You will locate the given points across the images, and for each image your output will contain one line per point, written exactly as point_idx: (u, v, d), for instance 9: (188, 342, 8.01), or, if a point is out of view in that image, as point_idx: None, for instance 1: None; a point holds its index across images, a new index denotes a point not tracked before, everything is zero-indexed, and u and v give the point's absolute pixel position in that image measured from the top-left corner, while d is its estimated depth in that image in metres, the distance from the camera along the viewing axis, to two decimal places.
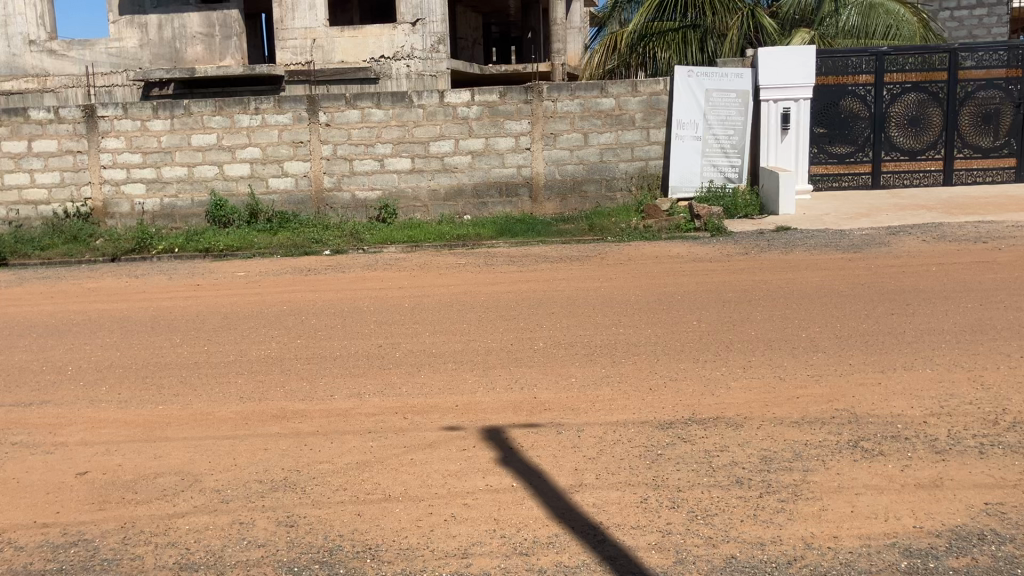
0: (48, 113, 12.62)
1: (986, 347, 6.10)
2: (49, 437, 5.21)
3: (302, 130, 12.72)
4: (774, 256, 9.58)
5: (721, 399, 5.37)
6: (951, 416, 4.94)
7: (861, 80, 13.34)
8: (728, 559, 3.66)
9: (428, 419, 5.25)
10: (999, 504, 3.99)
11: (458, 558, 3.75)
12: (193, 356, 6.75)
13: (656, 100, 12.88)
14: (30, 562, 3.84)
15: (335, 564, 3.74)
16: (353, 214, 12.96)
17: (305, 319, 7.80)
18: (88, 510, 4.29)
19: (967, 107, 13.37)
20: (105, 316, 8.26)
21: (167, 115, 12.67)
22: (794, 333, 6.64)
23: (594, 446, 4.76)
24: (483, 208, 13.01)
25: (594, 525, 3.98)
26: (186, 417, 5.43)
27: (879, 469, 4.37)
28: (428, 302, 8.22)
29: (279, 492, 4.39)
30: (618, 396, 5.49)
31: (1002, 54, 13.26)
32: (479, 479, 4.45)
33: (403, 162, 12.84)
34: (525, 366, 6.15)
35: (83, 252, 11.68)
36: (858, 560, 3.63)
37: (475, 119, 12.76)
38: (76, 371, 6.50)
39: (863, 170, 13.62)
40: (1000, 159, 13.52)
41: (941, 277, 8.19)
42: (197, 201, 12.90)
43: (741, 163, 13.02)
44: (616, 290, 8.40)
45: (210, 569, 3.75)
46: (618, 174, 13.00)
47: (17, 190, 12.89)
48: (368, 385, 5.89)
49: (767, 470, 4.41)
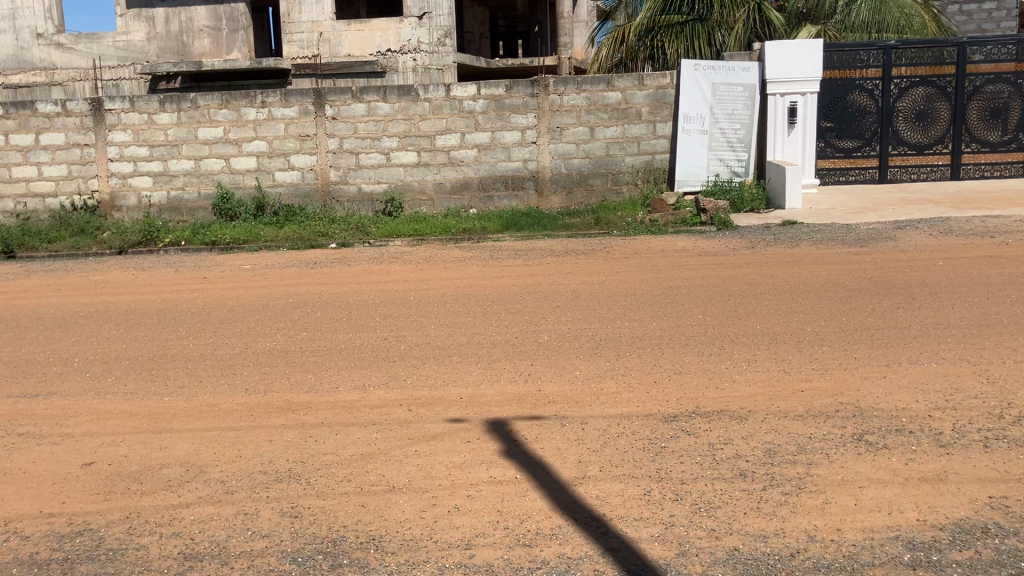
0: (56, 106, 12.64)
1: (992, 340, 6.10)
2: (55, 428, 5.23)
3: (309, 122, 12.72)
4: (780, 249, 9.57)
5: (727, 392, 5.36)
6: (956, 410, 4.93)
7: (867, 74, 13.28)
8: (731, 552, 3.66)
9: (432, 411, 5.26)
10: (1003, 498, 3.98)
11: (462, 549, 3.76)
12: (199, 348, 6.78)
13: (663, 93, 12.77)
14: (37, 552, 3.87)
15: (338, 555, 3.75)
16: (359, 208, 13.02)
17: (310, 311, 7.82)
18: (96, 500, 4.32)
19: (975, 102, 13.34)
20: (113, 308, 8.27)
21: (174, 108, 12.71)
22: (800, 326, 6.64)
23: (598, 439, 4.76)
24: (489, 202, 12.99)
25: (598, 517, 3.98)
26: (191, 408, 5.45)
27: (883, 462, 4.36)
28: (432, 296, 8.21)
29: (284, 483, 4.41)
30: (622, 389, 5.50)
31: (1011, 48, 13.22)
32: (483, 471, 4.46)
33: (408, 156, 12.83)
34: (532, 358, 6.17)
35: (91, 244, 11.79)
36: (861, 552, 3.63)
37: (481, 112, 12.75)
38: (83, 362, 6.53)
39: (870, 164, 13.57)
40: (1009, 153, 13.50)
41: (949, 271, 8.15)
42: (204, 194, 12.92)
43: (747, 158, 13.00)
44: (622, 284, 8.38)
45: (215, 558, 3.77)
46: (624, 167, 12.93)
47: (25, 182, 12.91)
48: (374, 376, 5.92)
49: (771, 463, 4.41)
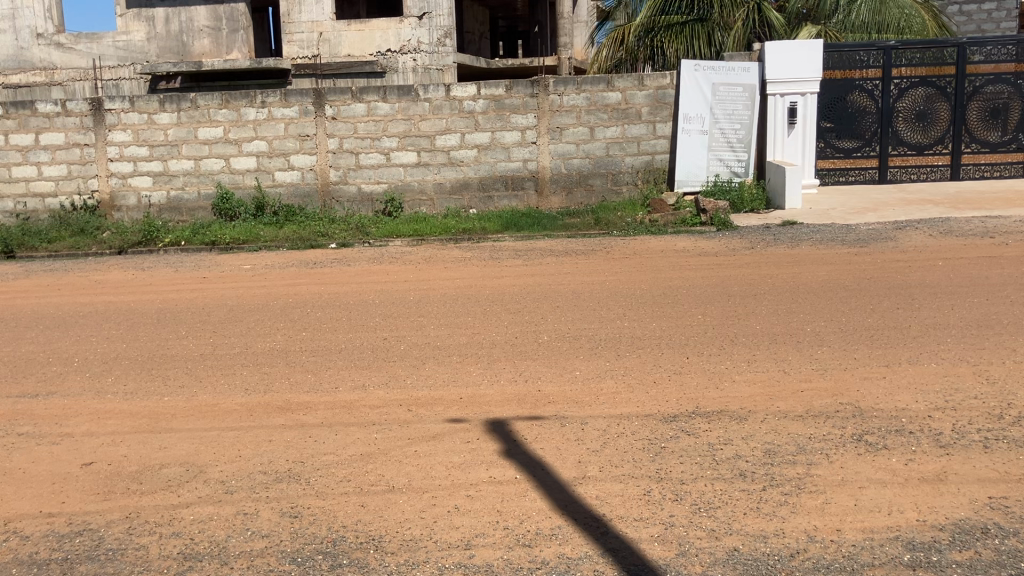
0: (56, 106, 12.64)
1: (992, 341, 6.10)
2: (54, 428, 5.23)
3: (308, 122, 12.72)
4: (780, 249, 9.57)
5: (727, 392, 5.36)
6: (955, 410, 4.93)
7: (867, 75, 13.29)
8: (731, 552, 3.66)
9: (431, 411, 5.26)
10: (1003, 498, 3.98)
11: (462, 549, 3.76)
12: (199, 348, 6.77)
13: (663, 94, 12.77)
14: (36, 552, 3.87)
15: (338, 555, 3.75)
16: (358, 208, 13.02)
17: (310, 311, 7.82)
18: (96, 500, 4.32)
19: (975, 103, 13.35)
20: (112, 308, 8.27)
21: (174, 108, 12.71)
22: (800, 327, 6.64)
23: (598, 439, 4.76)
24: (489, 202, 13.00)
25: (597, 517, 3.98)
26: (191, 408, 5.45)
27: (883, 462, 4.36)
28: (432, 296, 8.20)
29: (284, 483, 4.41)
30: (622, 389, 5.50)
31: (1011, 48, 13.22)
32: (482, 471, 4.46)
33: (408, 156, 12.83)
34: (531, 358, 6.17)
35: (91, 244, 11.78)
36: (861, 552, 3.63)
37: (481, 112, 12.75)
38: (83, 362, 6.53)
39: (870, 164, 13.57)
40: (1008, 154, 13.50)
41: (949, 272, 8.14)
42: (204, 194, 12.92)
43: (747, 158, 12.99)
44: (622, 284, 8.38)
45: (215, 558, 3.77)
46: (624, 167, 12.93)
47: (25, 182, 12.91)
48: (374, 376, 5.92)
49: (770, 463, 4.41)
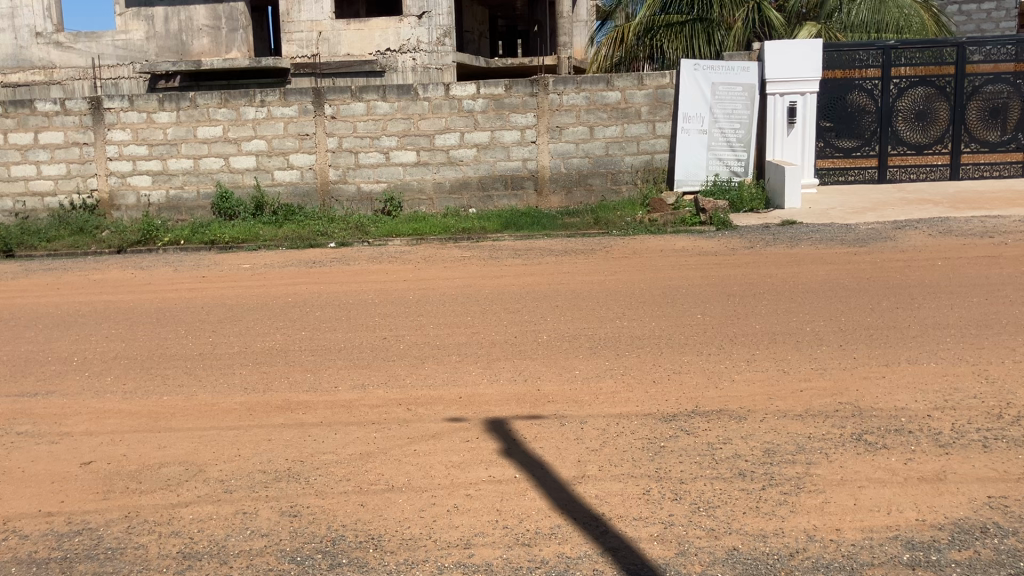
0: (54, 105, 12.62)
1: (991, 341, 6.09)
2: (53, 428, 5.22)
3: (308, 122, 12.71)
4: (779, 249, 9.56)
5: (726, 392, 5.36)
6: (955, 410, 4.93)
7: (866, 74, 13.29)
8: (730, 551, 3.66)
9: (430, 411, 5.25)
10: (1002, 497, 3.98)
11: (461, 548, 3.76)
12: (198, 347, 6.76)
13: (662, 93, 12.77)
14: (35, 551, 3.86)
15: (337, 554, 3.75)
16: (357, 207, 13.01)
17: (309, 310, 7.81)
18: (94, 499, 4.31)
19: (974, 102, 13.35)
20: (111, 308, 8.25)
21: (173, 107, 12.70)
22: (799, 326, 6.64)
23: (597, 438, 4.76)
24: (489, 201, 13.00)
25: (596, 517, 3.98)
26: (190, 408, 5.44)
27: (882, 462, 4.36)
28: (431, 296, 8.18)
29: (284, 482, 4.41)
30: (621, 389, 5.49)
31: (1010, 48, 13.23)
32: (482, 471, 4.46)
33: (408, 155, 12.83)
34: (530, 358, 6.16)
35: (90, 243, 11.76)
36: (860, 552, 3.63)
37: (480, 111, 12.74)
38: (81, 361, 6.52)
39: (869, 164, 13.57)
40: (1008, 153, 13.50)
41: (948, 272, 8.13)
42: (203, 193, 12.92)
43: (747, 158, 12.97)
44: (621, 283, 8.36)
45: (214, 557, 3.76)
46: (624, 167, 12.93)
47: (24, 181, 12.90)
48: (373, 376, 5.90)
49: (770, 463, 4.41)
